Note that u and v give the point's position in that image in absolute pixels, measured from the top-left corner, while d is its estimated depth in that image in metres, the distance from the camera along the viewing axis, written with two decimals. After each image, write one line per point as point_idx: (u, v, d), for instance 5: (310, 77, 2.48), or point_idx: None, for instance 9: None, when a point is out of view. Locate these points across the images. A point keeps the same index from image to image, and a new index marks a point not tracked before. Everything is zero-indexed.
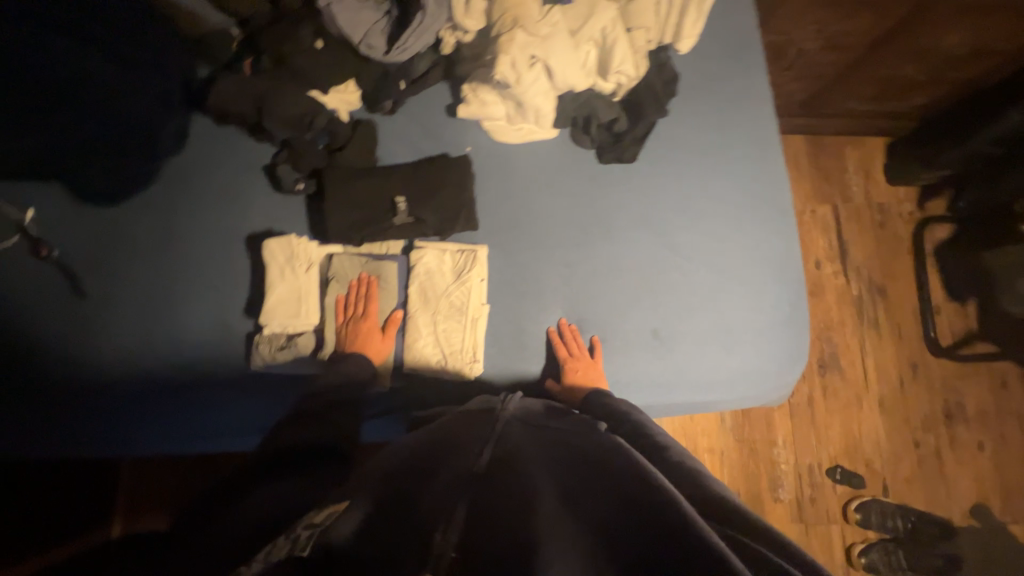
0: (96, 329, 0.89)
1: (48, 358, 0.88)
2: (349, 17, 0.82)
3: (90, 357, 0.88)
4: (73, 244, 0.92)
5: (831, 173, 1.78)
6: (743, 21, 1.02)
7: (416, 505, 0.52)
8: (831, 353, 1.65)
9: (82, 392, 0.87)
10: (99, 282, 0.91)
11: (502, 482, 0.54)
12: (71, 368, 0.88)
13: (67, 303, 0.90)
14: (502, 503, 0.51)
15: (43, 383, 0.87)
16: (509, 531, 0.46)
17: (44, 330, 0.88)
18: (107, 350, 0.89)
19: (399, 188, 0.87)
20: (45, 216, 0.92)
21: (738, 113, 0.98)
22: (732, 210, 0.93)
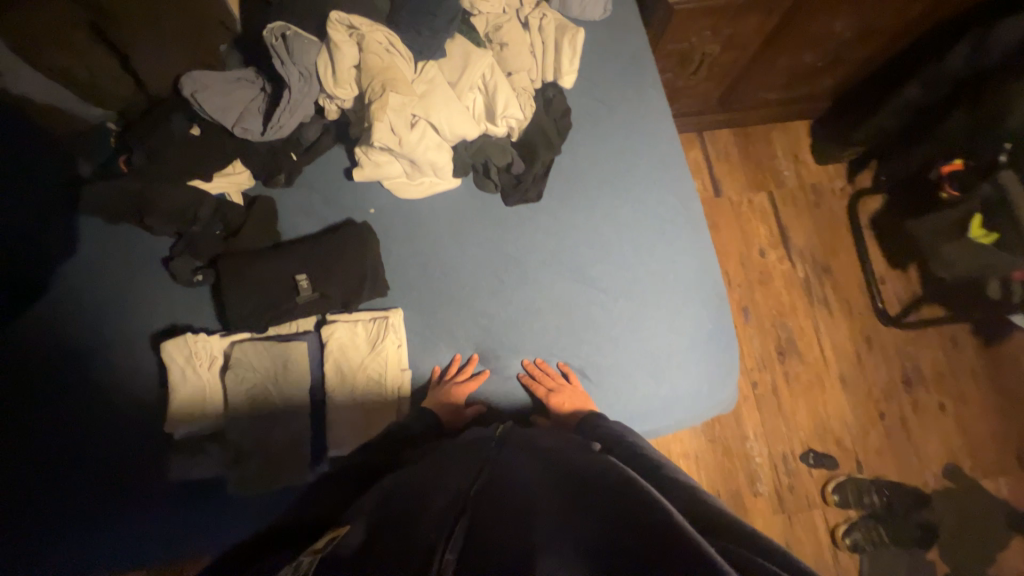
0: None
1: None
2: (218, 102, 0.80)
3: None
4: None
5: (762, 161, 1.81)
6: (628, 44, 1.03)
7: (411, 538, 0.53)
8: (787, 338, 1.67)
9: None
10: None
11: (492, 506, 0.56)
12: None
13: None
14: (494, 524, 0.52)
15: None
16: (497, 546, 0.48)
17: None
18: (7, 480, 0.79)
19: (300, 267, 0.86)
20: None
21: (638, 136, 0.98)
22: (644, 234, 0.93)
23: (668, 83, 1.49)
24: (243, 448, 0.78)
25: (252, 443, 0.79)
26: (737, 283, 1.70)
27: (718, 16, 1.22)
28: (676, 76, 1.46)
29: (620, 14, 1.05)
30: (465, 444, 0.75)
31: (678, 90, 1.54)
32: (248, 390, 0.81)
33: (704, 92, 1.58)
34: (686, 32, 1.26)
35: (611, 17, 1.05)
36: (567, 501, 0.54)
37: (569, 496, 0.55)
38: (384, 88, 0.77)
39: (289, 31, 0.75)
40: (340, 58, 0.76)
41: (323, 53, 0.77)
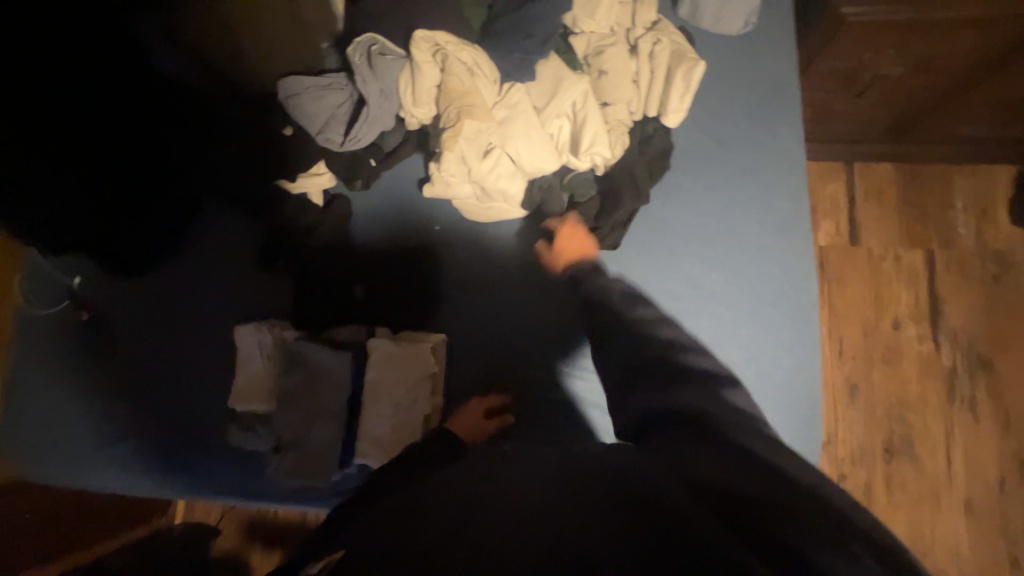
0: (101, 388, 0.97)
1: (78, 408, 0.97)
2: (307, 108, 0.83)
3: (94, 413, 0.97)
4: (102, 305, 0.99)
5: (929, 209, 1.42)
6: (765, 71, 0.84)
7: (412, 528, 0.43)
8: (904, 435, 1.36)
9: (91, 444, 0.96)
10: (118, 342, 0.98)
11: (491, 498, 0.45)
12: (80, 422, 0.97)
13: (82, 363, 0.98)
14: (493, 525, 0.41)
15: (59, 434, 0.97)
16: (509, 553, 0.38)
17: (62, 387, 0.98)
18: (125, 407, 0.97)
19: (361, 278, 0.92)
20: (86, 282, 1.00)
21: (752, 188, 0.81)
22: (731, 312, 0.79)
23: (820, 104, 1.21)
24: (284, 437, 0.86)
25: (293, 432, 0.86)
26: (854, 354, 1.40)
27: (914, 32, 0.92)
28: (832, 95, 1.16)
29: (766, 28, 0.85)
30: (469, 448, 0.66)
31: (833, 111, 1.23)
32: (296, 384, 0.86)
33: (869, 117, 1.25)
34: (859, 47, 0.98)
35: (752, 34, 0.85)
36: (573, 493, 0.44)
37: (577, 488, 0.45)
38: (459, 114, 0.72)
39: (375, 45, 0.72)
40: (421, 78, 0.73)
41: (406, 70, 0.74)
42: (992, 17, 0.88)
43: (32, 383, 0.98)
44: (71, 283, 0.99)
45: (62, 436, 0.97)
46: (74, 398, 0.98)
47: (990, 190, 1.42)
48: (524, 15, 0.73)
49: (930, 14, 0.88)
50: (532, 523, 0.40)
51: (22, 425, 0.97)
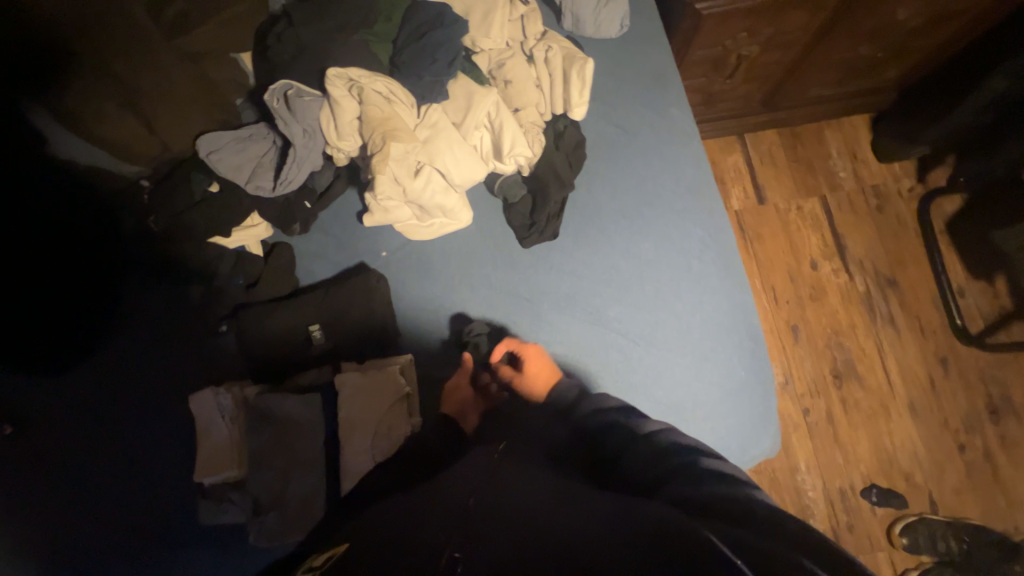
0: (41, 501, 0.87)
1: (16, 532, 0.86)
2: (231, 162, 0.84)
3: (34, 531, 0.86)
4: (29, 410, 0.91)
5: (813, 162, 1.64)
6: (647, 63, 0.96)
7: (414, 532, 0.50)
8: (845, 360, 1.51)
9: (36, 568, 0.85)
10: (54, 447, 0.89)
11: (496, 501, 0.51)
12: (18, 546, 0.86)
13: (12, 480, 0.88)
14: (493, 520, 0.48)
15: None
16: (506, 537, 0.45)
17: None
18: (74, 516, 0.87)
19: (313, 317, 0.89)
20: (5, 389, 0.91)
21: (660, 163, 0.91)
22: (668, 273, 0.87)
23: (702, 89, 1.38)
24: (262, 498, 0.81)
25: (273, 492, 0.81)
26: (786, 299, 1.55)
27: (757, 16, 1.10)
28: (710, 80, 1.34)
29: (640, 28, 0.97)
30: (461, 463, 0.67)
31: (714, 93, 1.41)
32: (266, 438, 0.83)
33: (743, 93, 1.44)
34: (719, 34, 1.15)
35: (629, 34, 0.97)
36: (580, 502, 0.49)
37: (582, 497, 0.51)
38: (385, 139, 0.76)
39: (290, 90, 0.75)
40: (340, 113, 0.76)
41: (325, 108, 0.77)
42: None
43: None
44: None
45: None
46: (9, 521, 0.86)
47: (855, 137, 1.66)
48: (425, 41, 0.78)
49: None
50: (533, 515, 0.47)
51: None
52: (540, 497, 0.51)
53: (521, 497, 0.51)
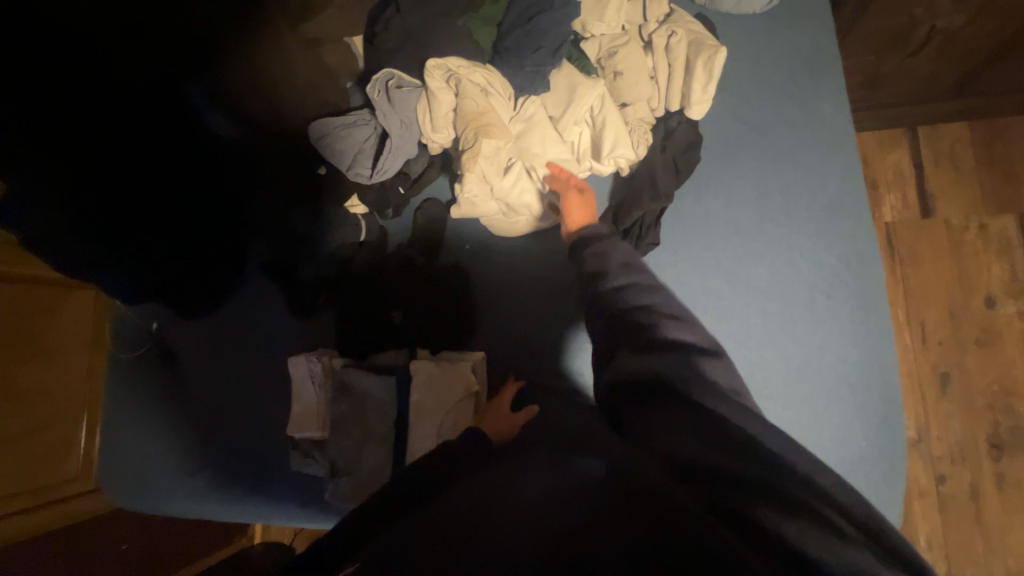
0: (181, 419, 1.07)
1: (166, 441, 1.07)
2: (335, 147, 0.86)
3: (176, 442, 1.06)
4: (178, 346, 1.08)
5: (1017, 168, 1.26)
6: (798, 44, 0.78)
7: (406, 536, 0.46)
8: (1012, 428, 1.20)
9: (180, 470, 1.05)
10: (192, 380, 1.07)
11: (486, 502, 0.48)
12: (165, 449, 1.07)
13: (164, 399, 1.08)
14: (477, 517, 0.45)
15: (152, 461, 1.07)
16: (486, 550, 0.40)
17: (151, 420, 1.08)
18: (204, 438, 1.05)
19: (398, 301, 0.95)
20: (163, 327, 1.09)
21: (793, 172, 0.75)
22: (782, 307, 0.73)
23: (869, 70, 1.10)
24: (338, 461, 0.89)
25: (345, 462, 0.89)
26: (940, 339, 1.25)
27: None
28: (884, 58, 1.06)
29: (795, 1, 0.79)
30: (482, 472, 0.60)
31: (886, 75, 1.12)
32: (345, 407, 0.90)
33: (930, 74, 1.12)
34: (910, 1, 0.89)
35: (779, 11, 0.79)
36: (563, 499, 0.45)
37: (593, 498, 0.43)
38: (476, 135, 0.72)
39: (392, 80, 0.75)
40: (438, 106, 0.74)
41: (422, 99, 0.76)
42: None
43: (124, 417, 1.08)
44: (151, 329, 1.09)
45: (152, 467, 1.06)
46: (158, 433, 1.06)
47: None
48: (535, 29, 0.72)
49: None
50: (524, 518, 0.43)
51: (119, 455, 1.08)
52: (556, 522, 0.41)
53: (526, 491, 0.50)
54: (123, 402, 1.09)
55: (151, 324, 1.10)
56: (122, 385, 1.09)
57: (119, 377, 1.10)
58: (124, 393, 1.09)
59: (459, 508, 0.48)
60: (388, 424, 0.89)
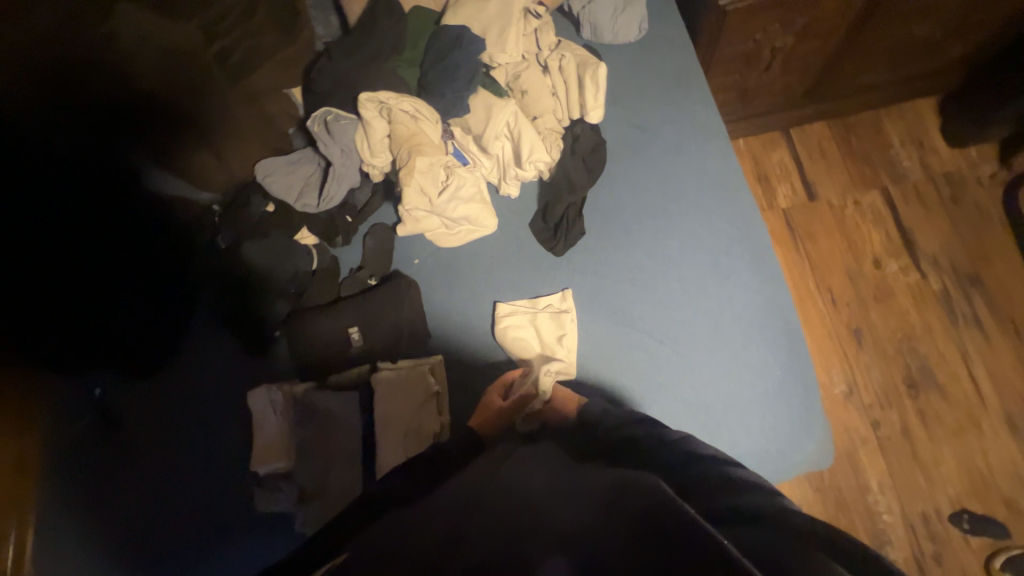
0: (132, 488, 0.98)
1: (104, 521, 0.97)
2: (283, 183, 0.95)
3: (123, 514, 0.97)
4: (126, 410, 1.03)
5: (872, 152, 1.51)
6: (668, 62, 0.96)
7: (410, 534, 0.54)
8: (921, 368, 1.35)
9: (130, 546, 0.95)
10: (138, 448, 1.01)
11: (489, 507, 0.57)
12: (112, 527, 0.96)
13: (112, 469, 1.00)
14: (483, 520, 0.54)
15: (95, 543, 0.95)
16: (490, 537, 0.50)
17: (95, 498, 0.98)
18: (153, 507, 0.97)
19: (351, 320, 0.94)
20: (108, 392, 1.04)
21: (682, 161, 0.90)
22: (694, 270, 0.84)
23: (737, 86, 1.33)
24: (308, 485, 0.89)
25: (314, 486, 0.88)
26: (846, 301, 1.43)
27: (789, 7, 1.07)
28: (745, 76, 1.29)
29: (658, 30, 0.98)
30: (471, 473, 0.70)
31: (751, 90, 1.36)
32: (311, 430, 0.92)
33: (783, 87, 1.37)
34: (750, 26, 1.11)
35: (647, 38, 0.97)
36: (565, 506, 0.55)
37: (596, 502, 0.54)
38: (410, 154, 0.83)
39: (329, 116, 0.84)
40: (373, 133, 0.84)
41: (359, 129, 0.85)
42: None
43: (60, 498, 0.98)
44: (93, 396, 1.03)
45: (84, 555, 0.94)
46: (96, 515, 0.97)
47: (920, 123, 1.51)
48: (447, 65, 0.85)
49: None
50: (525, 517, 0.52)
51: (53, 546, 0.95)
52: (537, 505, 0.55)
53: (529, 494, 0.58)
54: (57, 484, 0.99)
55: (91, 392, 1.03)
56: (59, 465, 1.00)
57: (55, 458, 1.00)
58: (62, 476, 0.99)
59: (461, 513, 0.57)
60: (356, 440, 0.91)
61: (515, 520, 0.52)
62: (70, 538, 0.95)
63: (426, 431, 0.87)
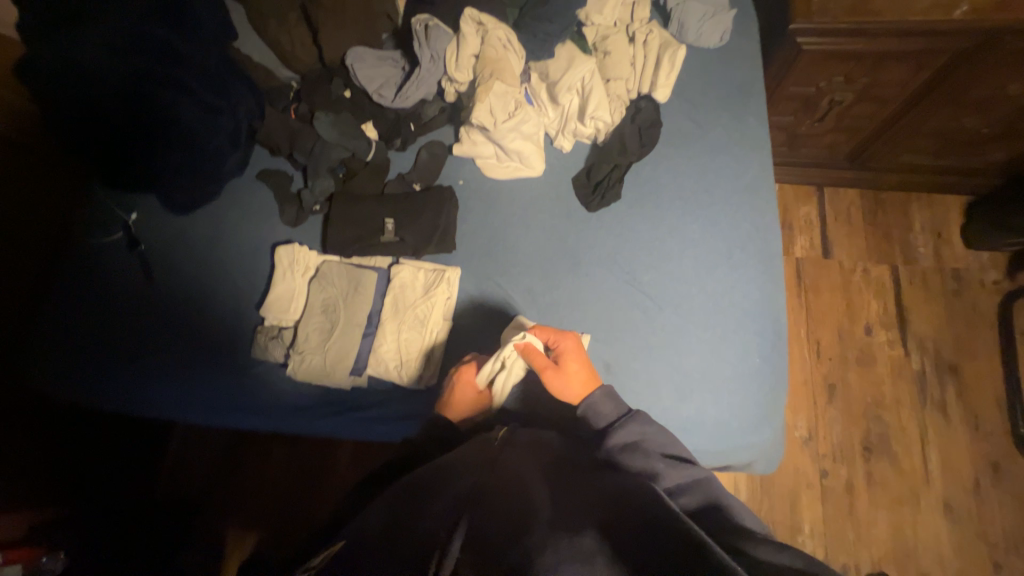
0: (140, 307, 1.05)
1: (103, 327, 1.03)
2: (368, 74, 1.03)
3: (124, 325, 1.04)
4: (153, 240, 1.10)
5: (892, 231, 1.60)
6: (736, 72, 1.04)
7: (414, 527, 0.58)
8: (881, 434, 1.42)
9: (126, 355, 1.02)
10: (156, 274, 1.08)
11: (492, 502, 0.59)
12: (112, 335, 1.03)
13: (129, 284, 1.07)
14: (486, 519, 0.56)
15: (92, 343, 1.02)
16: (492, 542, 0.52)
17: (104, 304, 1.05)
18: (151, 330, 1.03)
19: (389, 212, 1.02)
20: (140, 218, 1.12)
21: (725, 160, 0.98)
22: (707, 255, 0.92)
23: (789, 129, 1.42)
24: (305, 344, 0.95)
25: (311, 347, 0.95)
26: (830, 356, 1.50)
27: (856, 63, 1.16)
28: (799, 120, 1.38)
29: (736, 42, 1.06)
30: (468, 448, 0.72)
31: (800, 136, 1.45)
32: (325, 298, 0.98)
33: (830, 143, 1.46)
34: (817, 72, 1.20)
35: (725, 47, 1.06)
36: (562, 509, 0.57)
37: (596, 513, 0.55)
38: (491, 75, 0.93)
39: (431, 21, 0.95)
40: (465, 47, 0.94)
41: (452, 42, 0.95)
42: (916, 51, 1.10)
43: (72, 293, 1.05)
44: (125, 219, 1.10)
45: (76, 358, 1.01)
46: (98, 320, 1.04)
47: (944, 218, 1.59)
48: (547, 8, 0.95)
49: (868, 47, 1.11)
50: (525, 521, 0.54)
51: (53, 333, 1.02)
52: (538, 503, 0.58)
53: (529, 491, 0.60)
54: (73, 283, 1.06)
55: (125, 214, 1.10)
56: (79, 267, 1.07)
57: (78, 261, 1.07)
58: (81, 276, 1.07)
59: (462, 503, 0.59)
60: (361, 320, 0.97)
61: (517, 523, 0.54)
62: (73, 330, 1.03)
63: (430, 326, 0.95)
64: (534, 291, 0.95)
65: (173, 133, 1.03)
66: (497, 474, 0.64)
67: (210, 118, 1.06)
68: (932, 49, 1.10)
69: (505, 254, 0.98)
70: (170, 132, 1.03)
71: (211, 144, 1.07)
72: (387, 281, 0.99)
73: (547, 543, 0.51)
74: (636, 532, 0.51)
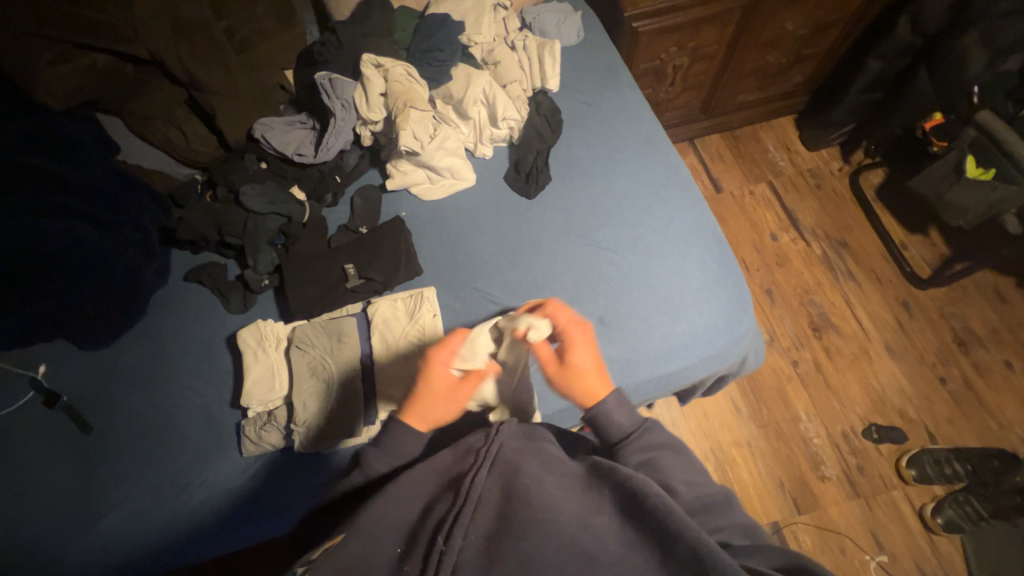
0: (89, 460, 0.91)
1: (47, 501, 0.88)
2: (281, 139, 1.06)
3: (73, 490, 0.89)
4: (80, 386, 0.97)
5: (756, 155, 1.93)
6: (601, 57, 1.24)
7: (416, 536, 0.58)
8: (820, 313, 1.66)
9: (83, 522, 0.86)
10: (96, 420, 0.94)
11: (500, 502, 0.58)
12: (61, 506, 0.87)
13: (69, 441, 0.92)
14: (494, 521, 0.56)
15: (35, 527, 0.86)
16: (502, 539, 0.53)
17: (41, 475, 0.90)
18: (109, 482, 0.89)
19: (347, 258, 1.02)
20: (53, 369, 0.98)
21: (621, 124, 1.14)
22: (641, 200, 1.05)
23: (652, 99, 1.68)
24: (300, 415, 0.89)
25: (308, 415, 0.89)
26: (756, 267, 1.73)
27: (680, 32, 1.43)
28: (656, 90, 1.64)
29: (591, 36, 1.27)
30: (461, 448, 0.70)
31: (661, 103, 1.72)
32: (307, 363, 0.94)
33: (686, 102, 1.76)
34: (657, 47, 1.46)
35: (584, 41, 1.26)
36: (571, 503, 0.58)
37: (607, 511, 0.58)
38: (404, 103, 1.00)
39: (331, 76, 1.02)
40: (372, 89, 1.01)
41: (358, 89, 1.03)
42: (717, 14, 1.41)
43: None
44: (35, 374, 0.97)
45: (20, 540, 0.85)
46: (38, 496, 0.88)
47: (786, 134, 1.96)
48: (434, 39, 1.06)
49: (684, 17, 1.38)
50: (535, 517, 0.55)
51: None
52: (549, 493, 0.59)
53: (538, 481, 0.60)
54: None
55: (35, 371, 0.97)
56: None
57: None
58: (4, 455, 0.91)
59: (464, 506, 0.57)
60: (353, 369, 0.93)
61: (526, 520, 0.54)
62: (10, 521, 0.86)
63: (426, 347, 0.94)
64: (511, 283, 0.99)
65: (93, 261, 0.94)
66: (499, 467, 0.63)
67: (114, 235, 0.98)
68: (725, 10, 1.40)
69: (471, 260, 1.02)
70: (89, 260, 0.94)
71: (132, 257, 0.99)
72: (367, 323, 0.98)
73: (562, 548, 0.52)
74: (651, 535, 0.54)
